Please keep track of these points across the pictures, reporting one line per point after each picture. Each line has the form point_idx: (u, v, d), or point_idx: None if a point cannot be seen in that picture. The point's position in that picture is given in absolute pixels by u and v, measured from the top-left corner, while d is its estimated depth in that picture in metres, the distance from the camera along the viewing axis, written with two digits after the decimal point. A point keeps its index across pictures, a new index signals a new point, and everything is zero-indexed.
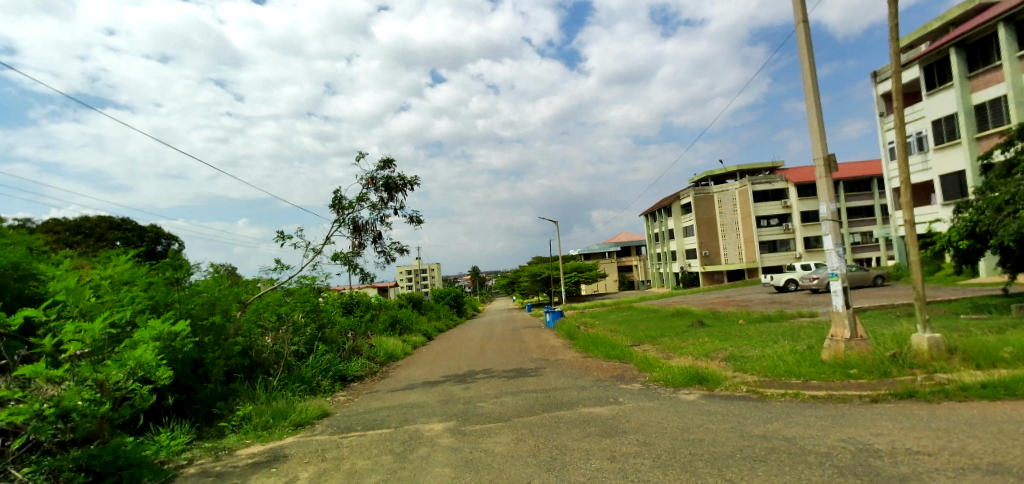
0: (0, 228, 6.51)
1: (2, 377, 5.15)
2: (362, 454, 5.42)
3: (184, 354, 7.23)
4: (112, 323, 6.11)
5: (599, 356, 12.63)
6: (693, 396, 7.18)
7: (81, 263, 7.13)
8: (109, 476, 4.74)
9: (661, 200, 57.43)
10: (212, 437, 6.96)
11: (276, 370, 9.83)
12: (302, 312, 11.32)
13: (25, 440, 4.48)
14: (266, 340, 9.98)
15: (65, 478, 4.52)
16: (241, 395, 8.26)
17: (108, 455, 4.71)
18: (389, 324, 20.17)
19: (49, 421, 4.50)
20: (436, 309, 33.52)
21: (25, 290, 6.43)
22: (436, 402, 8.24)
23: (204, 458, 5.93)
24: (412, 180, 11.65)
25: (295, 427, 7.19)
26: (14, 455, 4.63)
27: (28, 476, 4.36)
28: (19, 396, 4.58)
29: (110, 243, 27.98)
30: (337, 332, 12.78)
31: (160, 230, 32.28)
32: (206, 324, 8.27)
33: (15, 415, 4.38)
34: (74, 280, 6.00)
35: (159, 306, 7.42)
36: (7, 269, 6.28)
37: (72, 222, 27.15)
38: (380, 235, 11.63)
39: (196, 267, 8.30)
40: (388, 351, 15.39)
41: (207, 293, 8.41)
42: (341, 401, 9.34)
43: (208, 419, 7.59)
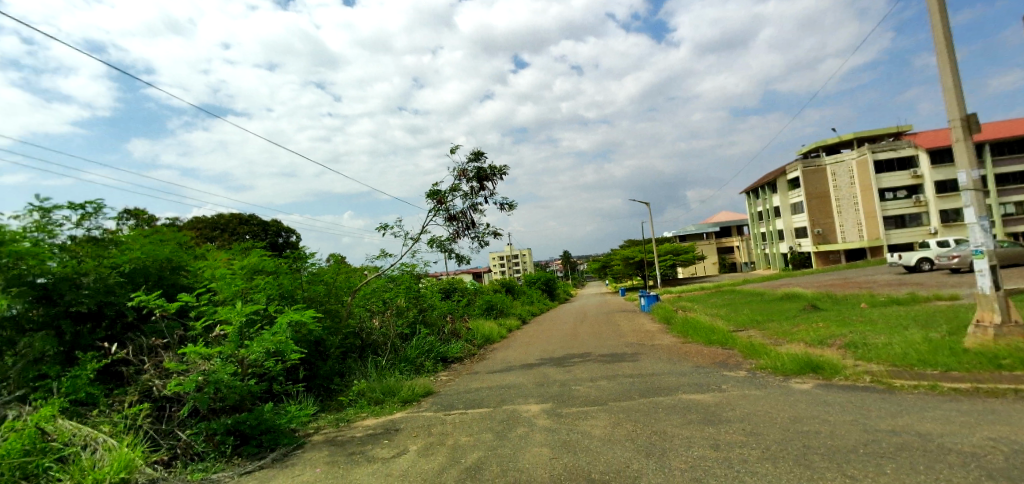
0: (156, 226, 7.39)
1: (167, 354, 6.15)
2: (465, 430, 5.71)
3: (309, 335, 7.98)
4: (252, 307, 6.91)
5: (699, 341, 12.20)
6: (807, 386, 6.73)
7: (221, 255, 8.11)
8: (253, 439, 5.56)
9: (764, 175, 53.69)
10: (333, 409, 7.67)
11: (384, 351, 10.54)
12: (404, 297, 12.04)
13: (190, 406, 5.31)
14: (374, 322, 10.73)
15: (218, 440, 5.33)
16: (355, 373, 9.04)
17: (253, 421, 5.56)
18: (484, 308, 20.81)
19: (205, 392, 5.29)
20: (529, 293, 33.91)
21: (179, 280, 7.33)
22: (533, 385, 8.43)
23: (328, 427, 6.57)
24: (502, 168, 11.83)
25: (403, 403, 7.72)
26: (179, 419, 5.50)
27: (192, 436, 5.26)
28: (180, 369, 5.42)
29: (241, 236, 31.18)
30: (437, 315, 13.42)
31: (279, 224, 35.31)
32: (325, 309, 9.02)
33: (180, 387, 5.19)
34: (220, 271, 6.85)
35: (288, 292, 8.20)
36: (162, 262, 7.13)
37: (210, 219, 30.84)
38: (474, 224, 11.99)
39: (314, 256, 9.06)
40: (485, 333, 15.90)
41: (324, 280, 9.21)
42: (444, 381, 9.82)
43: (329, 393, 8.34)
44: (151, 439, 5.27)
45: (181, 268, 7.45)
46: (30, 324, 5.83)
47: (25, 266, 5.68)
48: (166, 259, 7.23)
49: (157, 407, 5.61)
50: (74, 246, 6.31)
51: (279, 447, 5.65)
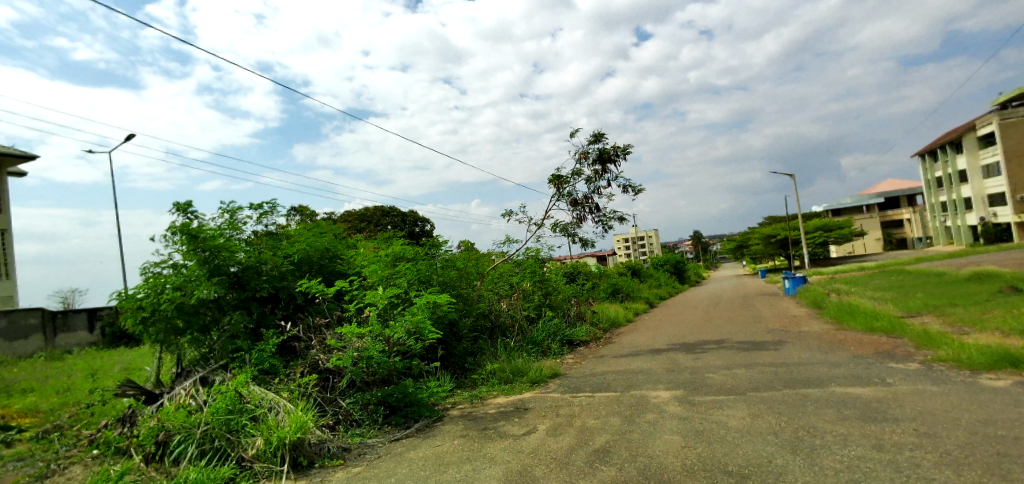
0: (316, 220, 8.33)
1: (328, 332, 7.00)
2: (593, 413, 5.68)
3: (445, 317, 8.50)
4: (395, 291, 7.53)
5: (858, 328, 10.81)
6: (1003, 383, 5.63)
7: (368, 244, 8.92)
8: (400, 410, 6.22)
9: (942, 135, 45.85)
10: (468, 386, 8.11)
11: (512, 333, 10.86)
12: (530, 281, 12.27)
13: (348, 378, 6.07)
14: (502, 305, 11.10)
15: (372, 409, 6.05)
16: (486, 353, 9.45)
17: (399, 394, 6.21)
18: (610, 291, 20.49)
19: (360, 366, 6.05)
20: (657, 276, 32.72)
21: (335, 267, 8.22)
22: (662, 371, 8.12)
23: (463, 403, 6.98)
24: (625, 148, 11.46)
25: (532, 383, 7.91)
26: (339, 389, 6.24)
27: (351, 404, 5.96)
28: (339, 347, 6.23)
29: (384, 227, 34.05)
30: (562, 298, 13.49)
31: (415, 214, 37.79)
32: (458, 292, 9.51)
33: (341, 361, 5.95)
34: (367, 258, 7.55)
35: (426, 277, 8.79)
36: (322, 252, 8.04)
37: (358, 212, 34.10)
38: (598, 207, 11.80)
39: (446, 243, 9.57)
40: (610, 317, 15.66)
41: (457, 265, 9.71)
42: (570, 364, 9.83)
43: (464, 371, 8.83)
44: (318, 405, 5.92)
45: (337, 257, 8.32)
46: (227, 305, 6.85)
47: (221, 256, 6.72)
48: (325, 249, 8.15)
49: (322, 378, 6.37)
50: (255, 239, 7.34)
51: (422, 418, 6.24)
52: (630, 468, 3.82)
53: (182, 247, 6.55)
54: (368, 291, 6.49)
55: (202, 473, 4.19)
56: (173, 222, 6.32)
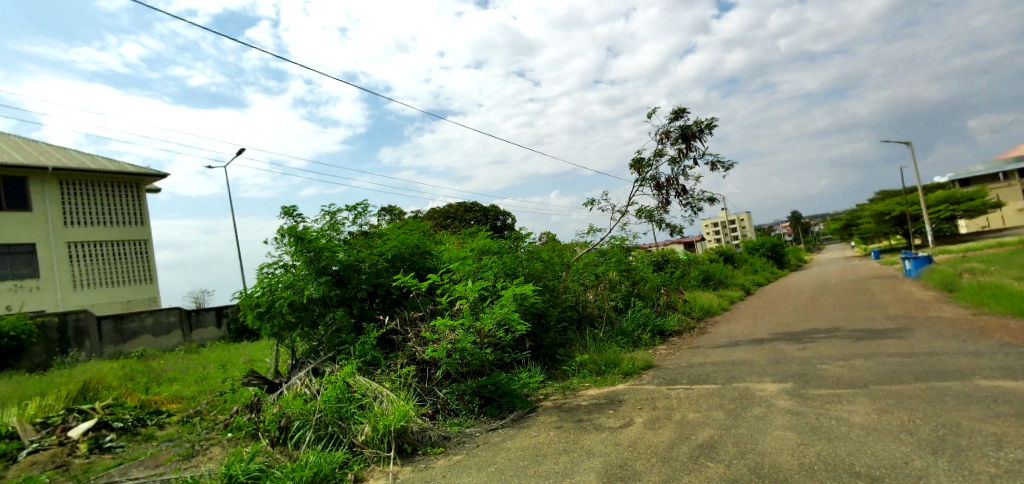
0: (407, 218, 8.67)
1: (423, 325, 7.29)
2: (693, 406, 5.47)
3: (534, 309, 8.55)
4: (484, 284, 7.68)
5: (1000, 313, 9.53)
6: None
7: (455, 240, 9.16)
8: (494, 400, 6.37)
9: None
10: (559, 377, 8.12)
11: (600, 323, 10.74)
12: (616, 270, 12.05)
13: (443, 370, 6.29)
14: (589, 295, 10.98)
15: (467, 399, 6.23)
16: (575, 344, 9.40)
17: (492, 386, 6.36)
18: (701, 279, 19.64)
19: (454, 357, 6.25)
20: (753, 261, 30.88)
21: (426, 263, 8.52)
22: (765, 362, 7.64)
23: (555, 394, 7.00)
24: (710, 122, 10.86)
25: (624, 375, 7.76)
26: (436, 379, 6.48)
27: (447, 394, 6.18)
28: (433, 339, 6.45)
29: (467, 223, 34.85)
30: (651, 287, 13.11)
31: (498, 208, 38.23)
32: (544, 284, 9.50)
33: (436, 353, 6.18)
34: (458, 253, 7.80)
35: (514, 270, 8.85)
36: (413, 248, 8.36)
37: (442, 209, 35.22)
38: (685, 188, 11.31)
39: (529, 235, 9.56)
40: (703, 305, 15.01)
41: (542, 257, 9.72)
42: (662, 355, 9.53)
43: (554, 362, 8.85)
44: (418, 395, 6.17)
45: (427, 253, 8.61)
46: (332, 302, 7.32)
47: (324, 256, 7.19)
48: (416, 246, 8.46)
49: (420, 369, 6.65)
50: (353, 239, 7.76)
51: (515, 409, 6.34)
52: (740, 465, 3.64)
53: (290, 249, 7.08)
54: (458, 284, 6.70)
55: (320, 456, 4.51)
56: (281, 226, 6.84)
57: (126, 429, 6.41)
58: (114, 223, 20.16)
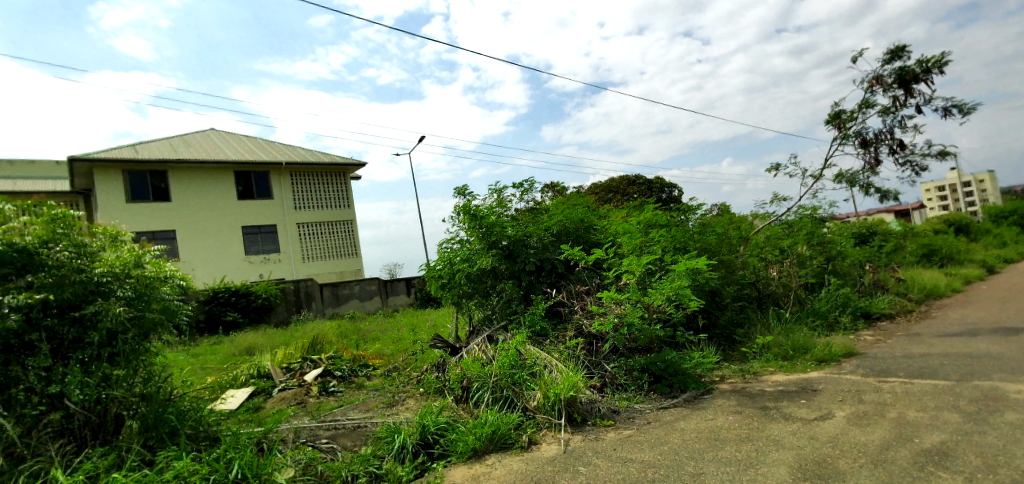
0: (571, 192, 8.66)
1: (590, 298, 7.28)
2: (914, 404, 4.62)
3: (709, 286, 7.96)
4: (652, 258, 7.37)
5: None
6: None
7: (620, 214, 8.92)
8: (665, 378, 6.14)
9: None
10: (737, 360, 7.52)
11: (787, 303, 9.65)
12: (807, 244, 10.66)
13: (610, 344, 6.22)
14: (772, 272, 9.92)
15: (636, 375, 6.10)
16: (756, 325, 8.60)
17: (662, 363, 6.13)
18: (920, 255, 16.47)
19: (622, 332, 6.12)
20: (996, 233, 24.89)
21: (591, 237, 8.44)
22: (1019, 357, 6.12)
23: (734, 377, 6.49)
24: (939, 59, 8.88)
25: (818, 362, 6.89)
26: (604, 353, 6.44)
27: (615, 368, 6.12)
28: (600, 312, 6.40)
29: (631, 196, 33.87)
30: (851, 263, 11.36)
31: (665, 180, 36.33)
32: (719, 259, 8.77)
33: (603, 326, 6.14)
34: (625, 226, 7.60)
35: (685, 245, 8.32)
36: (578, 223, 8.33)
37: (606, 183, 34.71)
38: (902, 144, 9.48)
39: (699, 207, 8.81)
40: (924, 286, 12.56)
41: (716, 229, 8.98)
42: (868, 342, 8.22)
43: (731, 343, 8.21)
44: (586, 367, 6.19)
45: (592, 227, 8.54)
46: (502, 274, 7.68)
47: (494, 232, 7.54)
48: (580, 220, 8.42)
49: (587, 342, 6.66)
50: (520, 215, 7.98)
51: (688, 389, 6.04)
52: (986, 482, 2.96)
53: (464, 224, 7.57)
54: (625, 258, 6.53)
55: (497, 417, 4.80)
56: (456, 203, 7.32)
57: (344, 378, 7.57)
58: (327, 206, 23.75)
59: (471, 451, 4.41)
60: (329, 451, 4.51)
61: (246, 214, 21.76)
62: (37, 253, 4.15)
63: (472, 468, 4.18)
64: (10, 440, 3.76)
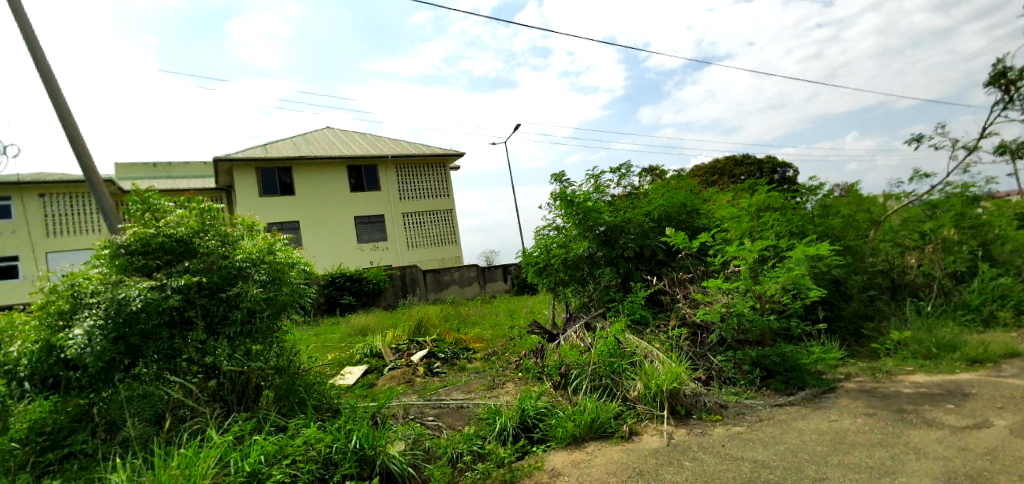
0: (673, 175, 8.25)
1: (694, 286, 6.92)
2: None
3: (832, 275, 7.22)
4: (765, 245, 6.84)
5: None
6: None
7: (728, 196, 8.35)
8: (779, 374, 5.71)
9: None
10: (865, 357, 6.79)
11: (928, 294, 8.52)
12: (956, 227, 9.28)
13: (717, 335, 5.90)
14: (910, 260, 8.78)
15: (746, 369, 5.71)
16: (889, 319, 7.69)
17: (777, 357, 5.69)
18: None
19: (730, 323, 5.76)
20: None
21: (695, 222, 8.00)
22: None
23: (862, 376, 5.86)
24: None
25: (969, 363, 6.02)
26: (710, 345, 6.10)
27: (723, 361, 5.79)
28: (705, 301, 6.08)
29: (738, 178, 31.65)
30: (1014, 249, 9.74)
31: (779, 159, 33.08)
32: (845, 245, 7.89)
33: (708, 316, 5.83)
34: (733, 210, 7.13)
35: (803, 229, 7.60)
36: (680, 207, 7.93)
37: (711, 164, 32.77)
38: None
39: (821, 188, 8.00)
40: None
41: (841, 212, 8.11)
42: None
43: (858, 338, 7.42)
44: (690, 358, 5.91)
45: (696, 211, 8.09)
46: (600, 261, 7.53)
47: (591, 218, 7.40)
48: (684, 204, 8.01)
49: (691, 332, 6.35)
50: (617, 200, 7.75)
51: (807, 387, 5.57)
52: None
53: (560, 211, 7.50)
54: (734, 244, 6.14)
55: (596, 405, 4.73)
56: (552, 189, 7.27)
57: (447, 360, 7.88)
58: (429, 195, 24.78)
59: (571, 438, 4.40)
60: (435, 428, 4.71)
61: (357, 205, 23.29)
62: (191, 242, 4.80)
63: (571, 454, 4.16)
64: (179, 399, 4.49)
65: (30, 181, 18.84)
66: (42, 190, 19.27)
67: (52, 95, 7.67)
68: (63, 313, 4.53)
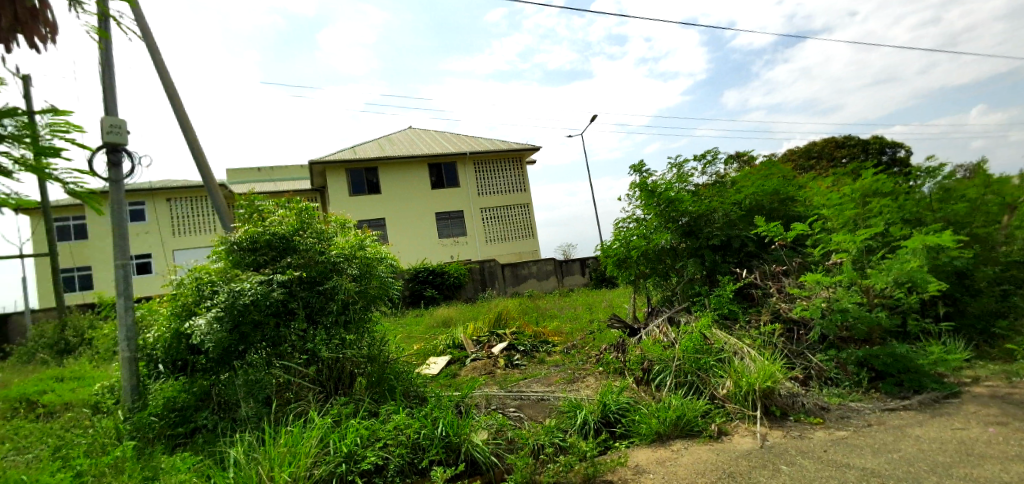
0: (764, 161, 7.73)
1: (790, 279, 6.47)
2: None
3: (955, 267, 6.45)
4: (873, 234, 6.25)
5: None
6: None
7: (828, 182, 7.70)
8: (890, 376, 5.20)
9: None
10: (997, 359, 6.02)
11: None
12: None
13: (817, 332, 5.48)
14: None
15: (852, 370, 5.25)
16: None
17: (888, 358, 5.17)
18: None
19: (832, 319, 5.32)
20: None
21: (790, 210, 7.46)
22: None
23: (993, 380, 5.20)
24: None
25: None
26: (808, 342, 5.66)
27: (824, 360, 5.37)
28: (803, 295, 5.67)
29: (839, 161, 29.09)
30: None
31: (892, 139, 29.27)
32: (970, 233, 6.94)
33: (806, 311, 5.44)
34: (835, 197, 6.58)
35: (918, 216, 6.85)
36: (772, 195, 7.43)
37: (806, 147, 30.43)
38: None
39: (940, 170, 7.17)
40: None
41: (967, 195, 7.12)
42: None
43: (988, 337, 6.59)
44: (786, 356, 5.52)
45: (791, 199, 7.54)
46: (684, 253, 7.22)
47: (674, 208, 7.11)
48: (777, 192, 7.50)
49: (787, 328, 5.93)
50: (702, 189, 7.36)
51: (925, 391, 5.02)
52: None
53: (641, 202, 7.28)
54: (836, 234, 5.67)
55: (682, 402, 4.55)
56: (633, 180, 7.07)
57: (526, 353, 7.91)
58: (506, 190, 25.02)
59: (655, 435, 4.26)
60: (517, 420, 4.74)
61: (437, 201, 23.98)
62: (291, 240, 5.17)
63: (656, 451, 4.04)
64: (285, 381, 4.78)
65: (158, 186, 21.18)
66: (168, 194, 21.51)
67: (174, 109, 8.55)
68: (187, 304, 5.19)
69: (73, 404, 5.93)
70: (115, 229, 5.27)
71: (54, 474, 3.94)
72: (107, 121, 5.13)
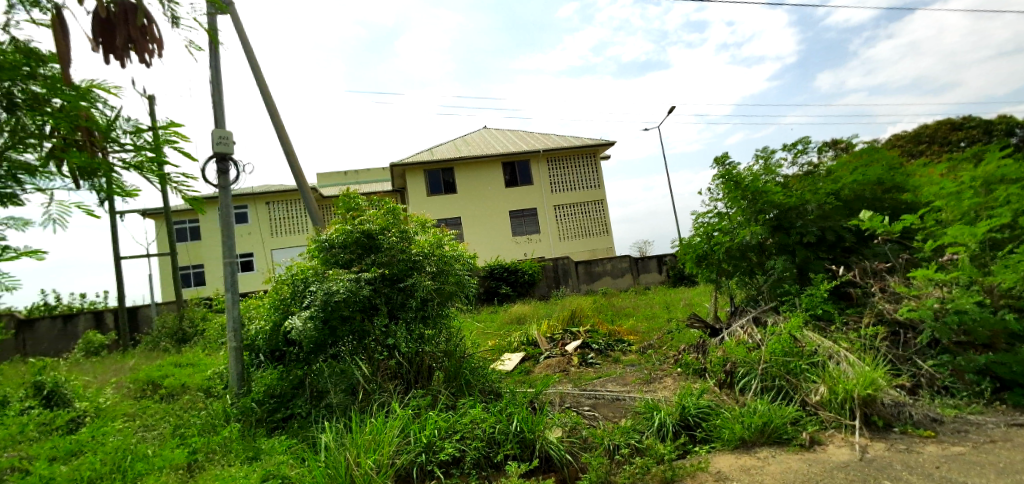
0: (864, 147, 7.11)
1: (895, 277, 5.91)
2: None
3: None
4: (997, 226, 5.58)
5: None
6: None
7: (939, 169, 6.96)
8: (1018, 387, 4.62)
9: None
10: None
11: None
12: None
13: (928, 335, 4.97)
14: None
15: (971, 379, 4.71)
16: None
17: (1016, 366, 4.60)
18: None
19: (946, 321, 4.81)
20: None
21: (894, 202, 6.82)
22: None
23: None
24: None
25: None
26: (917, 347, 5.14)
27: (936, 367, 4.86)
28: (912, 295, 5.17)
29: (954, 145, 26.13)
30: None
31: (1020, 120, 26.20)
32: None
33: (915, 313, 4.95)
34: (949, 185, 5.94)
35: None
36: (874, 185, 6.84)
37: (915, 131, 27.65)
38: None
39: None
40: None
41: None
42: None
43: None
44: (890, 361, 5.04)
45: (895, 188, 6.89)
46: (772, 249, 6.79)
47: (761, 201, 6.71)
48: (879, 182, 6.88)
49: (891, 331, 5.41)
50: (792, 181, 6.90)
51: None
52: None
53: (725, 195, 6.94)
54: (951, 228, 5.11)
55: (770, 407, 4.28)
56: (716, 173, 6.76)
57: (601, 351, 7.80)
58: (581, 187, 24.80)
59: (739, 441, 4.04)
60: (592, 418, 4.68)
61: (513, 199, 24.21)
62: (376, 239, 5.42)
63: (740, 458, 3.82)
64: (369, 372, 5.02)
65: (258, 192, 22.98)
66: (267, 198, 23.27)
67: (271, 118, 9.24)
68: (285, 298, 5.60)
69: (189, 387, 6.59)
70: (223, 230, 5.80)
71: (173, 449, 4.40)
72: (216, 133, 5.62)
